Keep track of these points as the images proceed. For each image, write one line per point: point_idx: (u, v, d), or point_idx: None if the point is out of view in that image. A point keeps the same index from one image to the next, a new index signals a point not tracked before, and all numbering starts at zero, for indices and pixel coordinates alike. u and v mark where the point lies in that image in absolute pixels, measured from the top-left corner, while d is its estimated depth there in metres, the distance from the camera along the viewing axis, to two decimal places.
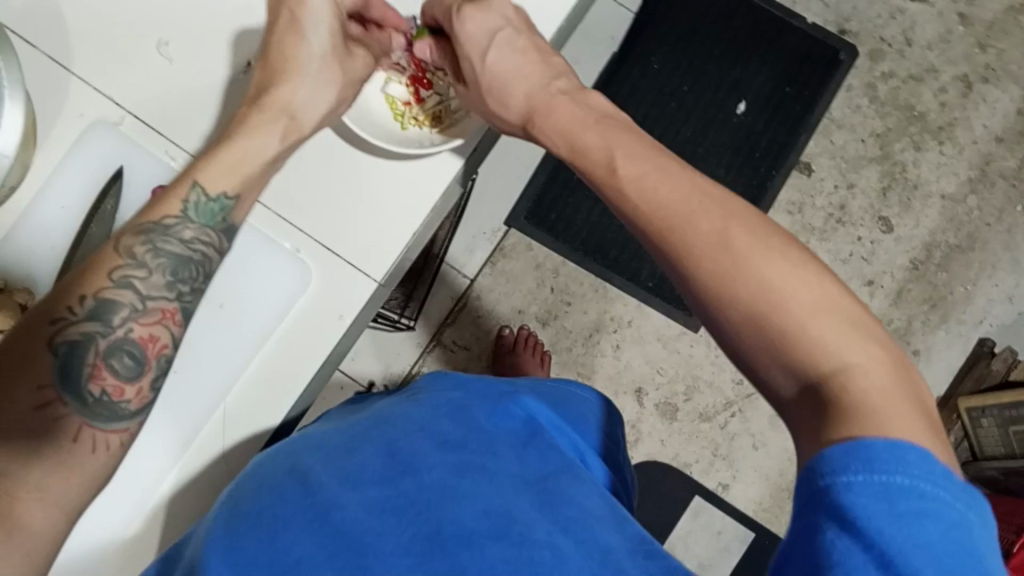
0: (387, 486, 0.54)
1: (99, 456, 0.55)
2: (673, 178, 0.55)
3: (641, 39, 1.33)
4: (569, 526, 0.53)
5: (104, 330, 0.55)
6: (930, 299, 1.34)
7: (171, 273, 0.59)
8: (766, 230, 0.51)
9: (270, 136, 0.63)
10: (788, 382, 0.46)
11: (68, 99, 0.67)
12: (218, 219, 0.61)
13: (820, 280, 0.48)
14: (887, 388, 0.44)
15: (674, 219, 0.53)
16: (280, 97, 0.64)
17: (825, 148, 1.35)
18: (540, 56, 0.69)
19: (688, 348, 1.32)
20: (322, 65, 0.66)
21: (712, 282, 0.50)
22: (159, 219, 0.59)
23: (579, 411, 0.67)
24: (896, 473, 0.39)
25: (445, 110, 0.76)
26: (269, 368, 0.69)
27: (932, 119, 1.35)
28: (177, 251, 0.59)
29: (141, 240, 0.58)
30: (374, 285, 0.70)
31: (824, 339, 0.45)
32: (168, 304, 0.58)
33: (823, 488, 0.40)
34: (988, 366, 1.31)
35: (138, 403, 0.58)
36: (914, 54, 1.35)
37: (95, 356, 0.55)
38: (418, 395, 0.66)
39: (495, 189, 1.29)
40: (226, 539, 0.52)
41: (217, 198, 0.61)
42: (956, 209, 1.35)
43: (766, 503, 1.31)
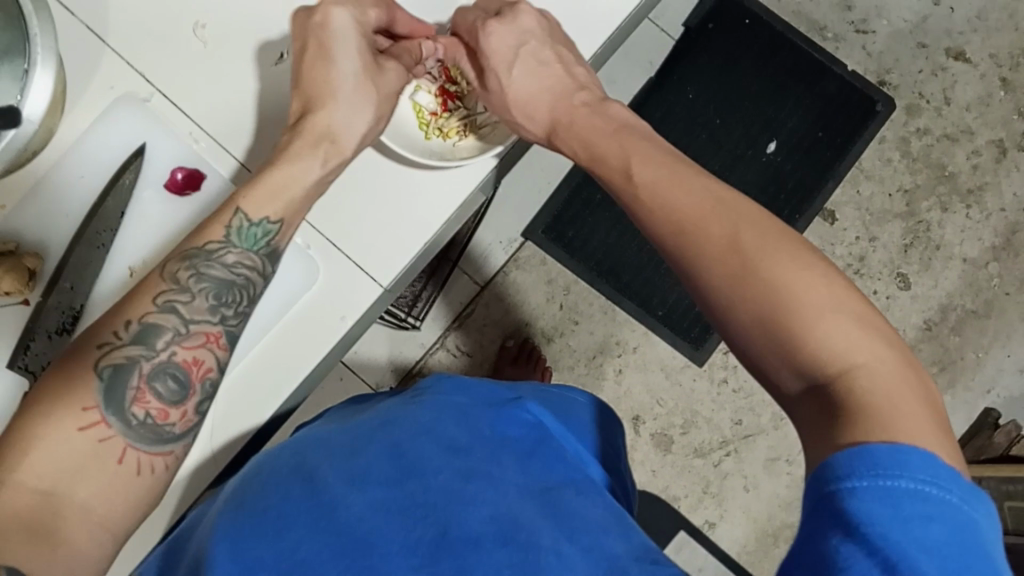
0: (393, 487, 0.54)
1: (142, 479, 0.56)
2: (687, 183, 0.56)
3: (680, 67, 1.32)
4: (574, 533, 0.53)
5: (147, 352, 0.57)
6: (940, 361, 1.33)
7: (214, 298, 0.60)
8: (774, 230, 0.51)
9: (312, 162, 0.63)
10: (795, 381, 0.47)
11: (99, 70, 0.67)
12: (261, 244, 0.62)
13: (828, 282, 0.48)
14: (890, 382, 0.44)
15: (687, 224, 0.54)
16: (317, 124, 0.64)
17: (851, 198, 1.34)
18: (562, 67, 0.70)
19: (690, 382, 1.31)
20: (356, 88, 0.65)
21: (725, 284, 0.51)
22: (205, 244, 0.60)
23: (580, 423, 0.67)
24: (903, 477, 0.39)
25: (471, 124, 0.75)
26: (281, 341, 0.69)
27: (963, 180, 1.34)
28: (220, 276, 0.60)
29: (185, 267, 0.59)
30: (379, 289, 0.70)
31: (831, 340, 0.46)
32: (212, 327, 0.60)
33: (831, 493, 0.40)
34: (989, 438, 1.30)
35: (182, 427, 0.58)
36: (951, 113, 1.34)
37: (140, 381, 0.56)
38: (423, 395, 0.66)
39: (515, 200, 1.29)
40: (232, 533, 0.52)
41: (259, 222, 0.61)
42: (976, 274, 1.33)
43: (750, 546, 1.30)
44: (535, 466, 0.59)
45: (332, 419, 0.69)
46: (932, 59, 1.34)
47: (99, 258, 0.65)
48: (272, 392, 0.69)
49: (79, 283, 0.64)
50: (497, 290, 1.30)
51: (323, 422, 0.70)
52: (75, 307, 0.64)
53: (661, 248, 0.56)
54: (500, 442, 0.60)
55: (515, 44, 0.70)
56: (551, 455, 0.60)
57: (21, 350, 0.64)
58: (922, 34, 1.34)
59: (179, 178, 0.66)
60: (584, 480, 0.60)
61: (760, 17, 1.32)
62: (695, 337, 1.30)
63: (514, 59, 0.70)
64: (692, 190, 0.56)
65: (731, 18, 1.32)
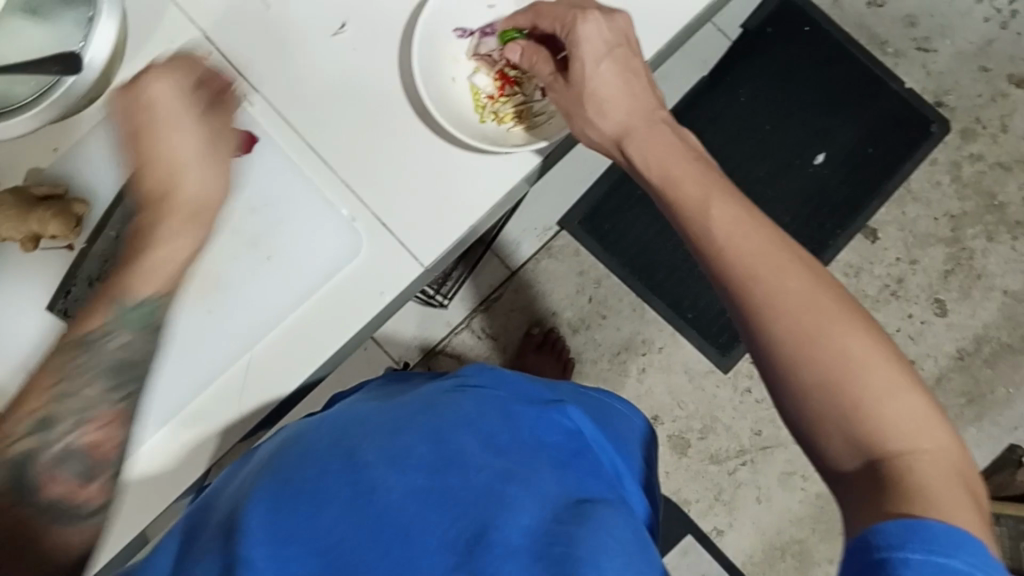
0: (433, 474, 0.53)
1: (69, 555, 0.52)
2: (757, 224, 0.58)
3: (735, 69, 1.30)
4: (609, 551, 0.52)
5: (45, 442, 0.52)
6: (968, 393, 1.30)
7: (113, 377, 0.55)
8: (850, 302, 0.54)
9: (195, 231, 0.58)
10: (851, 457, 0.50)
11: (161, 24, 0.67)
12: (151, 320, 0.56)
13: (898, 364, 0.51)
14: (943, 472, 0.48)
15: (766, 265, 0.55)
16: (185, 194, 0.57)
17: (895, 219, 1.31)
18: (645, 82, 0.68)
19: (713, 388, 1.30)
20: (209, 152, 0.59)
21: (796, 337, 0.52)
22: (89, 332, 0.55)
23: (618, 433, 0.69)
24: (955, 557, 0.44)
25: (528, 111, 0.73)
26: (316, 313, 0.67)
27: (1012, 212, 1.31)
28: (118, 355, 0.55)
29: (82, 351, 0.54)
30: (418, 269, 0.68)
31: (901, 424, 0.49)
32: (113, 406, 0.55)
33: (878, 560, 0.45)
34: (1013, 474, 1.26)
35: (100, 501, 0.54)
36: (1008, 141, 1.31)
37: (40, 470, 0.52)
38: (462, 385, 0.65)
39: (555, 188, 1.28)
40: (268, 503, 0.52)
41: (148, 300, 0.56)
42: (1016, 308, 1.31)
43: (756, 557, 1.29)
44: (571, 477, 0.59)
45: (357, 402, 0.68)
46: (994, 84, 1.31)
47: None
48: (301, 365, 0.67)
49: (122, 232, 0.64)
50: (527, 277, 1.30)
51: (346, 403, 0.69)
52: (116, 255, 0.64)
53: (724, 280, 0.57)
54: (539, 447, 0.60)
55: (600, 40, 0.67)
56: (585, 469, 0.60)
57: (61, 295, 0.64)
58: (986, 58, 1.31)
59: None
60: (617, 499, 0.60)
61: (820, 25, 1.30)
62: (723, 343, 1.29)
63: (602, 58, 0.67)
64: (763, 234, 0.57)
65: (791, 24, 1.30)
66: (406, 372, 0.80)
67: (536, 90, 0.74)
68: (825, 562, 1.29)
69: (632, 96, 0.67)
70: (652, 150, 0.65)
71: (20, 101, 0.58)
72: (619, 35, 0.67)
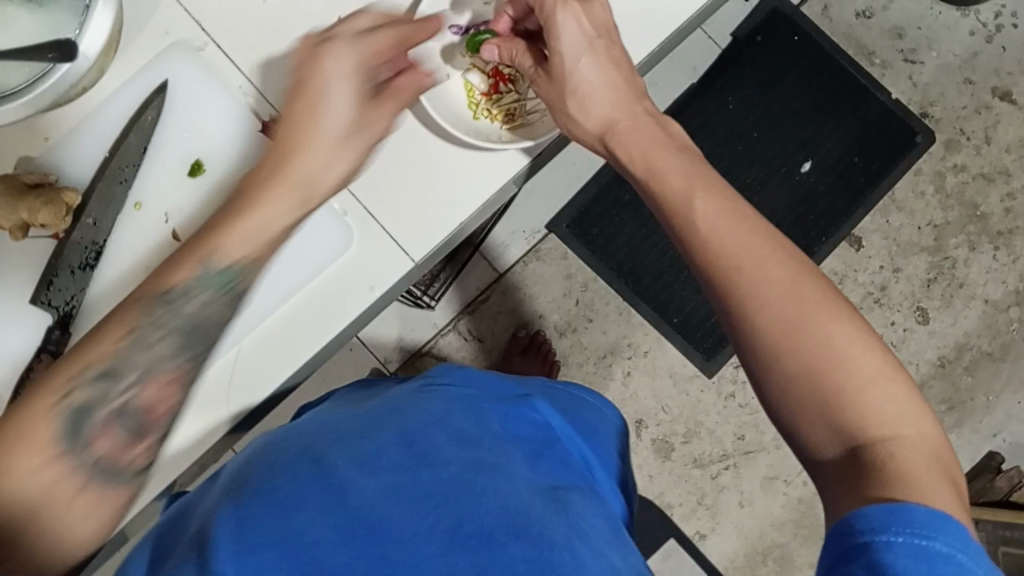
0: (403, 473, 0.54)
1: (99, 514, 0.52)
2: (748, 222, 0.58)
3: (723, 77, 1.31)
4: (583, 535, 0.55)
5: (104, 397, 0.51)
6: (949, 400, 1.32)
7: (179, 344, 0.54)
8: (832, 295, 0.54)
9: (284, 210, 0.55)
10: (833, 445, 0.50)
11: (157, 15, 0.65)
12: (227, 288, 0.55)
13: (878, 353, 0.52)
14: (922, 460, 0.49)
15: (743, 260, 0.55)
16: (293, 170, 0.55)
17: (880, 227, 1.33)
18: (627, 72, 0.69)
19: (698, 393, 1.31)
20: (342, 139, 0.56)
21: (776, 332, 0.53)
22: (167, 288, 0.54)
23: (590, 422, 0.70)
24: (936, 539, 0.44)
25: (520, 109, 0.74)
26: (304, 307, 0.67)
27: (994, 222, 1.33)
28: (183, 324, 0.54)
29: (146, 317, 0.53)
30: (410, 263, 0.68)
31: (880, 413, 0.50)
32: (174, 371, 0.54)
33: (862, 544, 0.45)
34: (992, 481, 1.27)
35: (142, 463, 0.53)
36: (990, 153, 1.33)
37: (94, 425, 0.51)
38: (431, 385, 0.66)
39: (544, 190, 1.28)
40: (235, 509, 0.51)
41: (224, 271, 0.54)
42: (996, 317, 1.33)
43: (738, 561, 1.30)
44: (543, 466, 0.61)
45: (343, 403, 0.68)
46: (977, 96, 1.33)
47: (123, 195, 0.62)
48: (289, 358, 0.67)
49: (101, 219, 0.62)
50: (514, 279, 1.30)
51: (329, 404, 0.69)
52: (98, 244, 0.62)
53: (707, 278, 0.57)
54: (510, 439, 0.61)
55: (582, 33, 0.67)
56: (556, 458, 0.62)
57: (43, 287, 0.61)
58: (970, 71, 1.33)
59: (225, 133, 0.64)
60: (588, 488, 0.62)
61: (808, 34, 1.31)
62: (708, 348, 1.30)
63: (585, 51, 0.67)
64: (752, 232, 0.57)
65: (781, 32, 1.31)
66: (384, 379, 0.79)
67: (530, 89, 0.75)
68: (805, 567, 1.30)
69: (614, 89, 0.68)
70: (638, 146, 0.66)
71: (12, 87, 0.57)
72: (600, 28, 0.67)
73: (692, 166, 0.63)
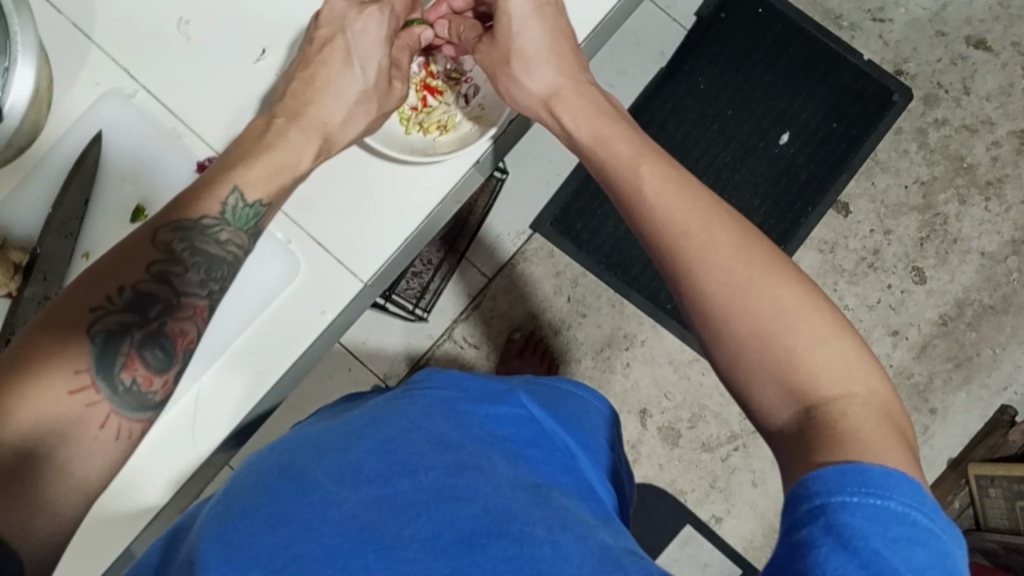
0: (384, 485, 0.54)
1: (120, 445, 0.51)
2: (685, 191, 0.58)
3: (691, 58, 1.31)
4: (567, 524, 0.53)
5: (138, 321, 0.53)
6: (954, 358, 1.30)
7: (206, 272, 0.56)
8: (779, 265, 0.54)
9: (307, 152, 0.62)
10: (784, 407, 0.50)
11: (86, 66, 0.65)
12: (251, 225, 0.59)
13: (821, 314, 0.51)
14: (869, 414, 0.48)
15: (691, 225, 0.56)
16: (315, 117, 0.63)
17: (866, 190, 1.31)
18: (572, 58, 0.70)
19: (699, 376, 1.30)
20: (361, 99, 0.66)
21: (717, 298, 0.53)
22: (195, 218, 0.56)
23: (574, 414, 0.69)
24: (892, 499, 0.43)
25: (450, 120, 0.72)
26: (264, 335, 0.67)
27: (981, 173, 1.31)
28: (212, 252, 0.57)
29: (179, 238, 0.55)
30: (358, 283, 0.68)
31: (827, 370, 0.49)
32: (200, 301, 0.56)
33: (818, 506, 0.43)
34: (1005, 435, 1.25)
35: (164, 394, 0.54)
36: (970, 103, 1.31)
37: (126, 349, 0.52)
38: (411, 392, 0.66)
39: (524, 190, 1.28)
40: (223, 532, 0.51)
41: (253, 204, 0.59)
42: (994, 269, 1.30)
43: (757, 542, 1.29)
44: (524, 465, 0.60)
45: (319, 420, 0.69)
46: (951, 47, 1.31)
47: (70, 248, 0.63)
48: (250, 385, 0.67)
49: (52, 274, 0.62)
50: (505, 281, 1.30)
51: (307, 421, 0.71)
52: (50, 295, 0.62)
53: (655, 249, 0.57)
54: (490, 441, 0.61)
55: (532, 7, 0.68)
56: (538, 458, 0.62)
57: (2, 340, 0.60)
58: (941, 22, 1.31)
59: (164, 175, 0.65)
60: (573, 482, 0.61)
61: (772, 6, 1.30)
62: None
63: (533, 15, 0.68)
64: (689, 201, 0.57)
65: (744, 7, 1.31)
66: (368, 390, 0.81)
67: (458, 99, 0.74)
68: None
69: (557, 58, 0.69)
70: (583, 114, 0.67)
71: None
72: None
73: (637, 136, 0.64)
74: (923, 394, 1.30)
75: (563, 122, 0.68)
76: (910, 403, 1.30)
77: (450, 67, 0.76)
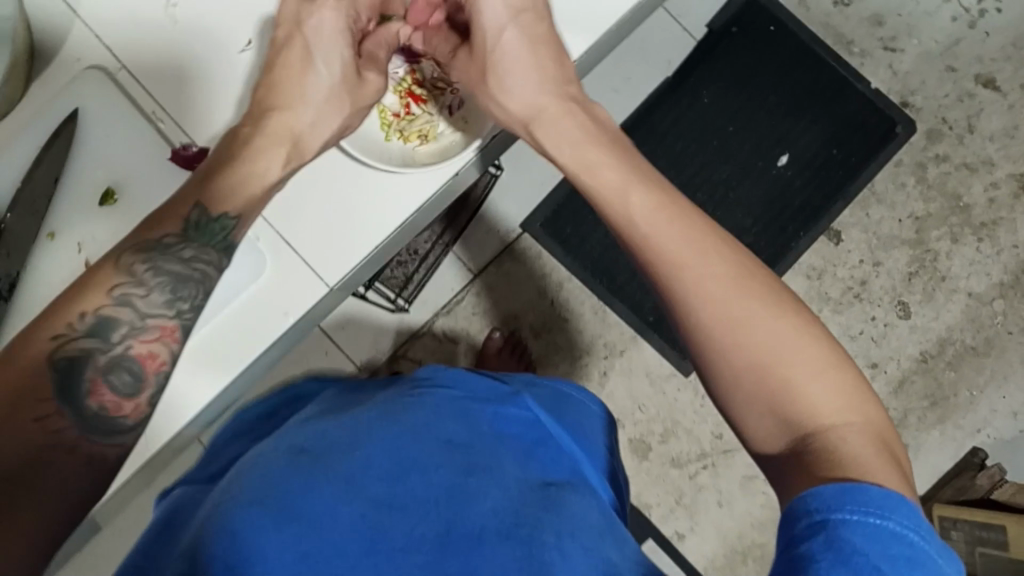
0: (393, 483, 0.52)
1: (93, 471, 0.50)
2: (668, 216, 0.57)
3: (698, 70, 1.29)
4: (577, 531, 0.51)
5: (101, 346, 0.51)
6: (931, 396, 1.29)
7: (171, 291, 0.54)
8: (774, 292, 0.53)
9: (272, 162, 0.60)
10: (778, 439, 0.50)
11: (69, 40, 0.65)
12: (218, 239, 0.57)
13: (814, 343, 0.51)
14: (869, 447, 0.47)
15: (676, 258, 0.54)
16: (281, 123, 0.62)
17: (859, 221, 1.30)
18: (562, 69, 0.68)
19: (674, 392, 1.30)
20: (329, 97, 0.64)
21: (715, 329, 0.52)
22: (159, 238, 0.55)
23: (576, 421, 0.64)
24: (892, 518, 0.42)
25: (432, 131, 0.72)
26: (229, 330, 0.65)
27: (977, 214, 1.30)
28: (178, 270, 0.55)
29: (141, 260, 0.54)
30: (325, 289, 0.67)
31: (821, 404, 0.49)
32: (168, 321, 0.54)
33: (817, 522, 0.43)
34: (972, 478, 1.23)
35: (136, 418, 0.53)
36: (973, 142, 1.30)
37: (91, 376, 0.50)
38: (420, 389, 0.63)
39: (517, 189, 1.27)
40: (231, 520, 0.48)
41: (217, 218, 0.57)
42: (980, 310, 1.30)
43: (717, 561, 1.28)
44: (534, 464, 0.57)
45: (324, 403, 0.67)
46: (960, 84, 1.30)
47: (35, 228, 0.61)
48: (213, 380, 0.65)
49: (15, 251, 0.60)
50: (489, 279, 1.28)
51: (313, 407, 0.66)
52: (10, 275, 0.60)
53: (650, 276, 0.55)
54: (499, 440, 0.58)
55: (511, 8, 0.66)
56: (547, 457, 0.58)
57: None
58: (952, 58, 1.30)
59: (136, 157, 0.64)
60: (582, 483, 0.58)
61: (785, 25, 1.29)
62: None
63: (509, 22, 0.66)
64: (672, 229, 0.56)
65: (756, 23, 1.29)
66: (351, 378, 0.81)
67: (441, 109, 0.73)
68: None
69: (540, 71, 0.67)
70: (565, 137, 0.65)
71: None
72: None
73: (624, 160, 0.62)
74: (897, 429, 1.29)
75: (545, 145, 0.67)
76: None
77: (437, 77, 0.74)
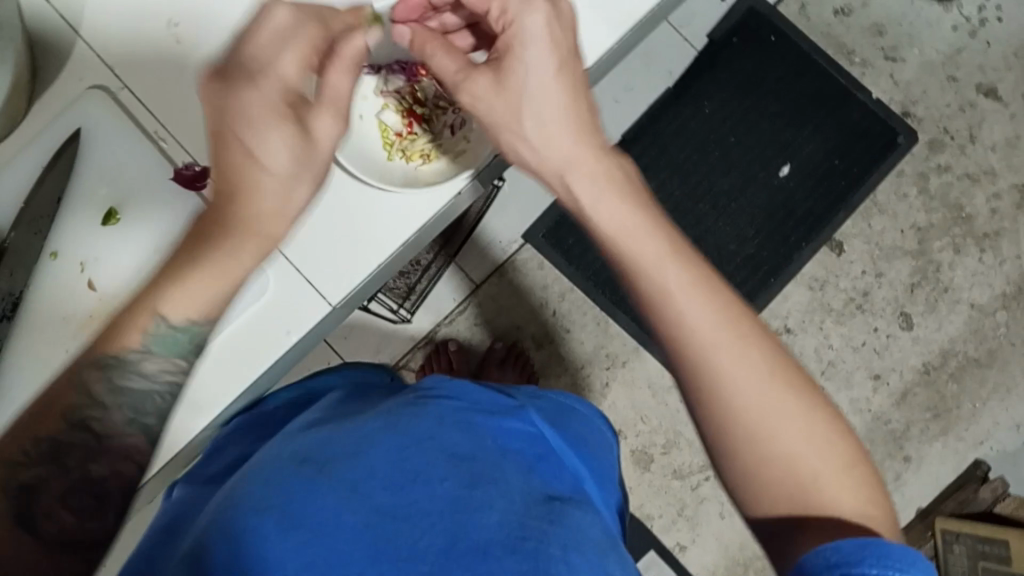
0: (397, 492, 0.49)
1: None
2: (684, 268, 0.54)
3: (699, 79, 1.29)
4: (583, 547, 0.49)
5: (58, 472, 0.49)
6: (933, 407, 1.29)
7: (133, 410, 0.53)
8: (776, 348, 0.54)
9: (247, 251, 0.53)
10: (776, 495, 0.52)
11: (71, 58, 0.65)
12: (184, 348, 0.53)
13: (812, 405, 0.53)
14: (859, 508, 0.51)
15: (687, 314, 0.53)
16: (253, 198, 0.53)
17: (862, 231, 1.30)
18: None
19: (676, 404, 1.30)
20: (304, 158, 0.54)
21: (724, 389, 0.52)
22: (119, 352, 0.52)
23: (579, 433, 0.63)
24: (909, 572, 0.44)
25: (437, 151, 0.72)
26: (234, 350, 0.65)
27: (979, 224, 1.30)
28: (139, 387, 0.53)
29: (100, 378, 0.51)
30: (328, 307, 0.67)
31: (818, 469, 0.51)
32: (133, 437, 0.53)
33: (838, 572, 0.44)
34: (975, 491, 1.24)
35: None
36: (975, 152, 1.30)
37: (47, 501, 0.49)
38: (423, 398, 0.60)
39: (519, 201, 1.27)
40: (230, 534, 0.47)
41: (181, 327, 0.52)
42: (982, 321, 1.29)
43: (719, 572, 1.28)
44: (537, 479, 0.55)
45: (337, 405, 0.66)
46: (962, 94, 1.30)
47: (37, 247, 0.61)
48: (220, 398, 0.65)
49: (18, 270, 0.61)
50: (491, 290, 1.28)
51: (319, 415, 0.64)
52: (13, 294, 0.61)
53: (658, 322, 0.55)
54: (502, 453, 0.55)
55: (545, 32, 0.59)
56: (548, 472, 0.56)
57: None
58: (954, 68, 1.30)
59: (137, 176, 0.64)
60: (584, 500, 0.56)
61: (785, 35, 1.29)
62: None
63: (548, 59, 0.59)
64: (692, 286, 0.54)
65: (758, 32, 1.29)
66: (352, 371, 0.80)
67: (445, 128, 0.72)
68: None
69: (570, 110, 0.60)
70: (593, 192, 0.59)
71: None
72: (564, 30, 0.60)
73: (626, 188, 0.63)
74: (899, 441, 1.28)
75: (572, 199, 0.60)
76: (885, 448, 1.29)
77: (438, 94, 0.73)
